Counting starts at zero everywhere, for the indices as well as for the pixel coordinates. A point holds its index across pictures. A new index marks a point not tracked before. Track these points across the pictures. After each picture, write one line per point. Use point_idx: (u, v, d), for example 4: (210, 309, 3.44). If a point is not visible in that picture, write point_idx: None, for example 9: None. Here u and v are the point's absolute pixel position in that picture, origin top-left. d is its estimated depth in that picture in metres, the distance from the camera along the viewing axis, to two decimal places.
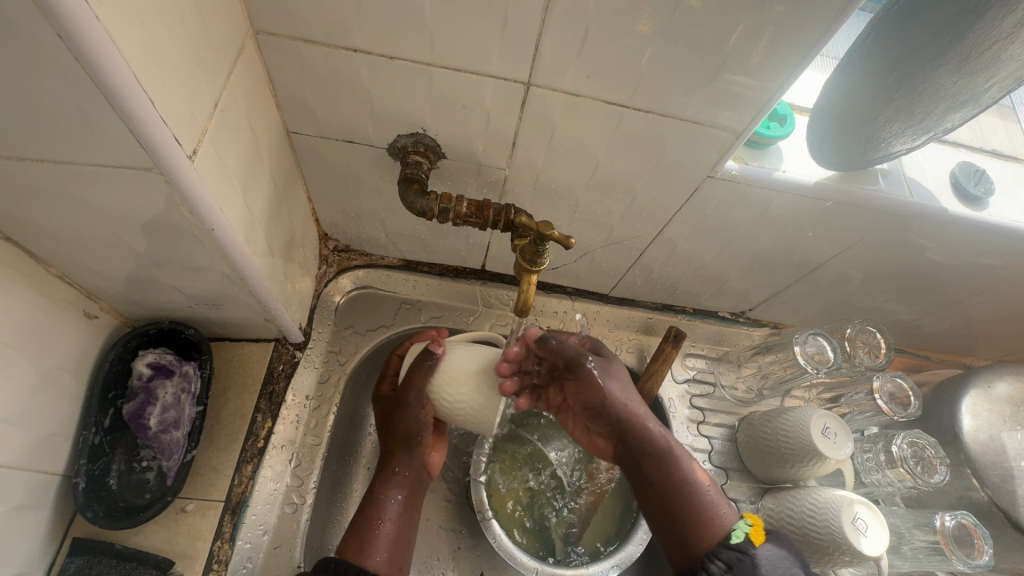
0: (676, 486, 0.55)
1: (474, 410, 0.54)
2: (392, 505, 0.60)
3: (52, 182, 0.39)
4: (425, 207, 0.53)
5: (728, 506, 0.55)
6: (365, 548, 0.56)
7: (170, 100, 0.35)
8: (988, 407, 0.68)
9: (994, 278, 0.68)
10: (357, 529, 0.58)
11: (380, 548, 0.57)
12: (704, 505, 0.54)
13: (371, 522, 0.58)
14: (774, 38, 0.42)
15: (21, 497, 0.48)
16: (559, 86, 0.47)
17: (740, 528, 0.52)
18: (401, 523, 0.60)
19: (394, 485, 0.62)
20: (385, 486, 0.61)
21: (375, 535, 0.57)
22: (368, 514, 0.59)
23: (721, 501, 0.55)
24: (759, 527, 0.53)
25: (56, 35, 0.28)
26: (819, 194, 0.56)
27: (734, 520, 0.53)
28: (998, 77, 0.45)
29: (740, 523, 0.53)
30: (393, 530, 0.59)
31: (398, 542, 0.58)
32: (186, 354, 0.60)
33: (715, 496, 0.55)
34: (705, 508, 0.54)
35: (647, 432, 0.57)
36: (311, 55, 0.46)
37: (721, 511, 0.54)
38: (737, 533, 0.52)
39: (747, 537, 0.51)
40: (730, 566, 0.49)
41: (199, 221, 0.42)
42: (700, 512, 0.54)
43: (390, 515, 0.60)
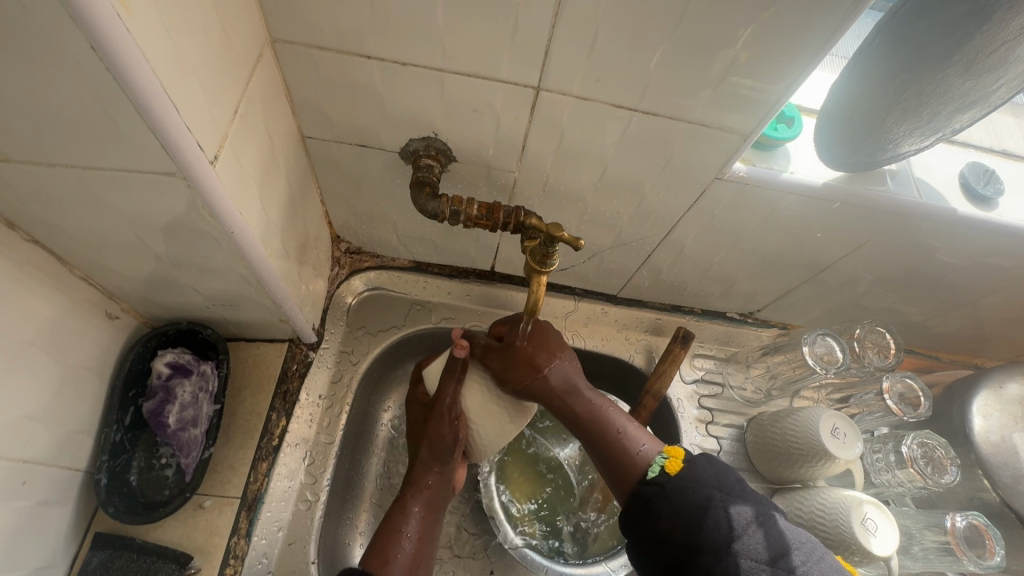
0: (600, 442, 0.57)
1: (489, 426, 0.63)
2: (414, 518, 0.59)
3: (77, 186, 0.40)
4: (436, 209, 0.54)
5: (648, 441, 0.56)
6: (389, 562, 0.55)
7: (193, 106, 0.36)
8: (1000, 408, 0.67)
9: (1005, 278, 0.67)
10: (380, 543, 0.57)
11: (399, 563, 0.55)
12: (623, 449, 0.55)
13: (392, 537, 0.57)
14: (781, 42, 0.42)
15: (46, 491, 0.50)
16: (567, 89, 0.47)
17: (655, 463, 0.53)
18: (421, 538, 0.58)
19: (419, 497, 0.61)
20: (412, 499, 0.61)
21: (397, 551, 0.56)
22: (391, 526, 0.58)
23: (642, 438, 0.56)
24: (677, 457, 0.53)
25: (89, 46, 0.29)
26: (828, 195, 0.56)
27: (651, 457, 0.54)
28: (1006, 79, 0.45)
29: (656, 458, 0.53)
30: (414, 547, 0.57)
31: (418, 558, 0.57)
32: (204, 354, 0.62)
33: (632, 435, 0.56)
34: (623, 452, 0.55)
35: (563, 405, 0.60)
36: (326, 61, 0.47)
37: (639, 449, 0.55)
38: (652, 467, 0.52)
39: (662, 470, 0.52)
40: (649, 500, 0.51)
41: (219, 225, 0.43)
42: (620, 459, 0.55)
43: (412, 532, 0.58)
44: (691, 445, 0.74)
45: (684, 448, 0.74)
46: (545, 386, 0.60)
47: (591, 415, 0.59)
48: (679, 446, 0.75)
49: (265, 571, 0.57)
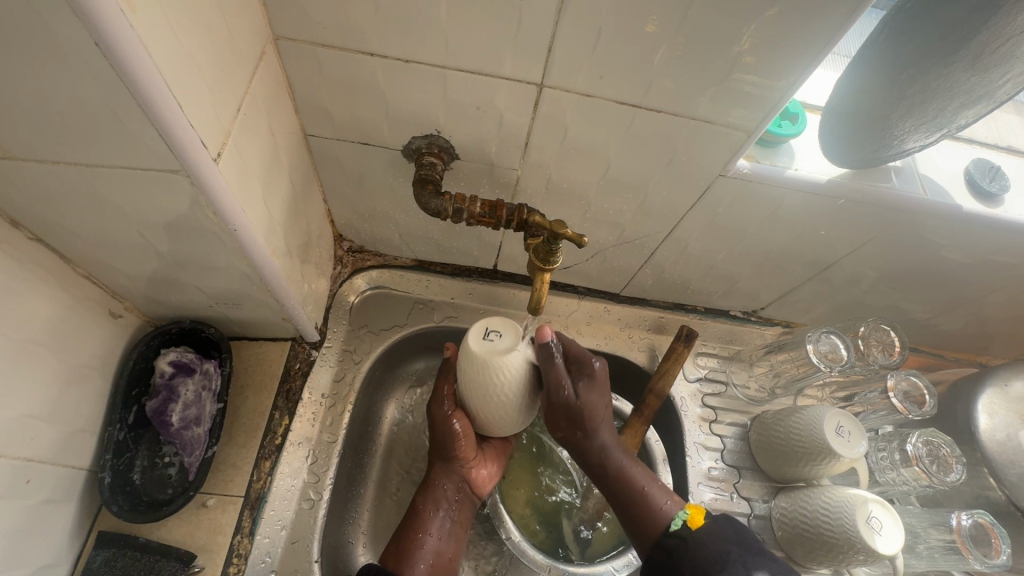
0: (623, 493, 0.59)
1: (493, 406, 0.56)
2: (434, 518, 0.62)
3: (81, 184, 0.40)
4: (439, 207, 0.53)
5: (670, 498, 0.59)
6: (404, 560, 0.58)
7: (196, 103, 0.36)
8: (1005, 406, 0.67)
9: (1010, 276, 0.67)
10: (401, 540, 0.61)
11: (420, 560, 0.59)
12: (646, 505, 0.58)
13: (413, 534, 0.60)
14: (786, 37, 0.42)
15: (50, 490, 0.50)
16: (571, 86, 0.47)
17: (677, 518, 0.56)
18: (441, 538, 0.62)
19: (437, 501, 0.63)
20: (427, 499, 0.63)
21: (417, 547, 0.60)
22: (411, 526, 0.61)
23: (662, 494, 0.59)
24: (698, 513, 0.56)
25: (94, 43, 0.29)
26: (832, 191, 0.56)
27: (674, 513, 0.57)
28: (1012, 74, 0.45)
29: (679, 513, 0.57)
30: (435, 544, 0.61)
31: (440, 555, 0.61)
32: (207, 353, 0.61)
33: (656, 493, 0.59)
34: (645, 508, 0.58)
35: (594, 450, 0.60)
36: (329, 59, 0.47)
37: (662, 504, 0.58)
38: (675, 520, 0.56)
39: (684, 524, 0.55)
40: (669, 552, 0.54)
41: (222, 222, 0.43)
42: (642, 515, 0.58)
43: (433, 529, 0.62)
44: (695, 443, 0.74)
45: (687, 447, 0.74)
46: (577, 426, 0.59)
47: (619, 468, 0.60)
48: (682, 444, 0.74)
49: (267, 570, 0.57)
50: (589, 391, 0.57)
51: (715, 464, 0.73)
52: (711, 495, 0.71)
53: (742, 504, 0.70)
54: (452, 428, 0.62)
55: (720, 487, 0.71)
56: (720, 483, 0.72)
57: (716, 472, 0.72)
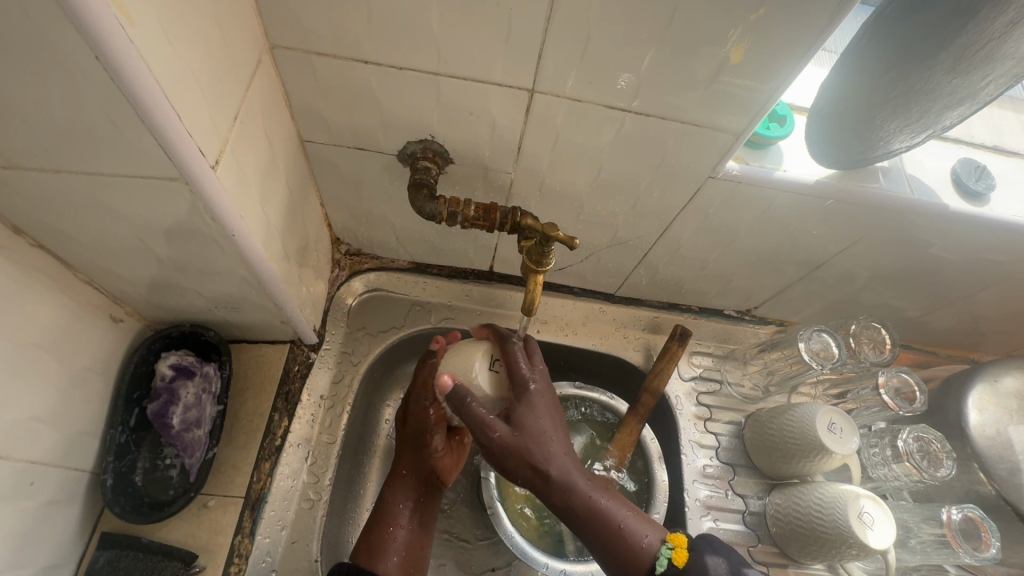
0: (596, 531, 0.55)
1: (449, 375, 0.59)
2: (403, 509, 0.63)
3: (82, 192, 0.41)
4: (434, 211, 0.54)
5: (651, 530, 0.55)
6: (371, 555, 0.60)
7: (194, 112, 0.37)
8: (995, 402, 0.68)
9: (1000, 273, 0.68)
10: (370, 534, 0.62)
11: (391, 553, 0.60)
12: (626, 541, 0.54)
13: (383, 528, 0.61)
14: (769, 42, 0.43)
15: (53, 491, 0.51)
16: (561, 91, 0.48)
17: (663, 556, 0.53)
18: (409, 530, 0.62)
19: (405, 491, 0.64)
20: (395, 491, 0.64)
21: (387, 540, 0.61)
22: (380, 520, 0.62)
23: (642, 528, 0.55)
24: (682, 547, 0.53)
25: (94, 56, 0.30)
26: (821, 192, 0.57)
27: (657, 549, 0.53)
28: (994, 77, 0.46)
29: (662, 550, 0.53)
30: (405, 537, 0.62)
31: (410, 546, 0.62)
32: (207, 356, 0.62)
33: (633, 526, 0.55)
34: (625, 545, 0.54)
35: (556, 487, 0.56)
36: (324, 67, 0.48)
37: (643, 538, 0.54)
38: (659, 561, 0.52)
39: (671, 563, 0.52)
40: None
41: (220, 228, 0.44)
42: (621, 553, 0.54)
43: (403, 521, 0.63)
44: (690, 441, 0.75)
45: (682, 445, 0.75)
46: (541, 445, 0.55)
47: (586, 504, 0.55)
48: (678, 442, 0.75)
49: (268, 570, 0.58)
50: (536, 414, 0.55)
51: (710, 462, 0.74)
52: (705, 493, 0.72)
53: (737, 502, 0.71)
54: (428, 416, 0.65)
55: (715, 485, 0.72)
56: (715, 480, 0.73)
57: (711, 470, 0.73)
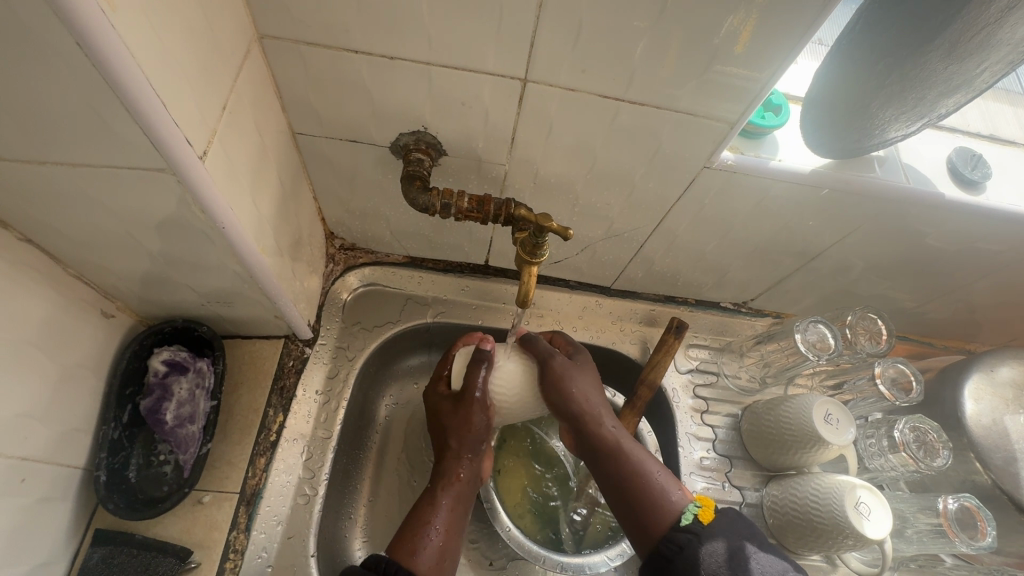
0: (629, 477, 0.57)
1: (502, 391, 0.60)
2: (443, 511, 0.58)
3: (69, 184, 0.40)
4: (427, 203, 0.54)
5: (680, 490, 0.57)
6: (416, 553, 0.54)
7: (180, 102, 0.36)
8: (991, 391, 0.68)
9: (996, 263, 0.68)
10: (408, 533, 0.56)
11: (428, 555, 0.55)
12: (654, 499, 0.56)
13: (420, 526, 0.57)
14: (764, 29, 0.42)
15: (46, 488, 0.50)
16: (554, 81, 0.48)
17: (688, 511, 0.54)
18: (447, 533, 0.57)
19: (450, 491, 0.60)
20: (441, 492, 0.60)
21: (425, 541, 0.55)
22: (419, 518, 0.57)
23: (670, 487, 0.57)
24: (708, 507, 0.55)
25: (75, 43, 0.29)
26: (816, 181, 0.56)
27: (684, 505, 0.55)
28: (989, 64, 0.45)
29: (689, 506, 0.55)
30: (442, 540, 0.57)
31: (445, 551, 0.56)
32: (200, 351, 0.62)
33: (664, 481, 0.57)
34: (655, 493, 0.56)
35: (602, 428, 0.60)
36: (315, 57, 0.47)
37: (671, 495, 0.56)
38: (686, 514, 0.54)
39: (696, 518, 0.53)
40: (682, 547, 0.51)
41: (210, 221, 0.44)
42: (652, 501, 0.55)
43: (441, 524, 0.57)
44: (686, 434, 0.75)
45: (679, 438, 0.74)
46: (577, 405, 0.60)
47: (624, 448, 0.59)
48: (674, 435, 0.75)
49: (263, 566, 0.57)
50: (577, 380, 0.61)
51: (707, 454, 0.74)
52: (703, 485, 0.72)
53: (734, 493, 0.71)
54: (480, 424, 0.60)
55: (712, 477, 0.72)
56: (711, 472, 0.73)
57: (708, 462, 0.73)
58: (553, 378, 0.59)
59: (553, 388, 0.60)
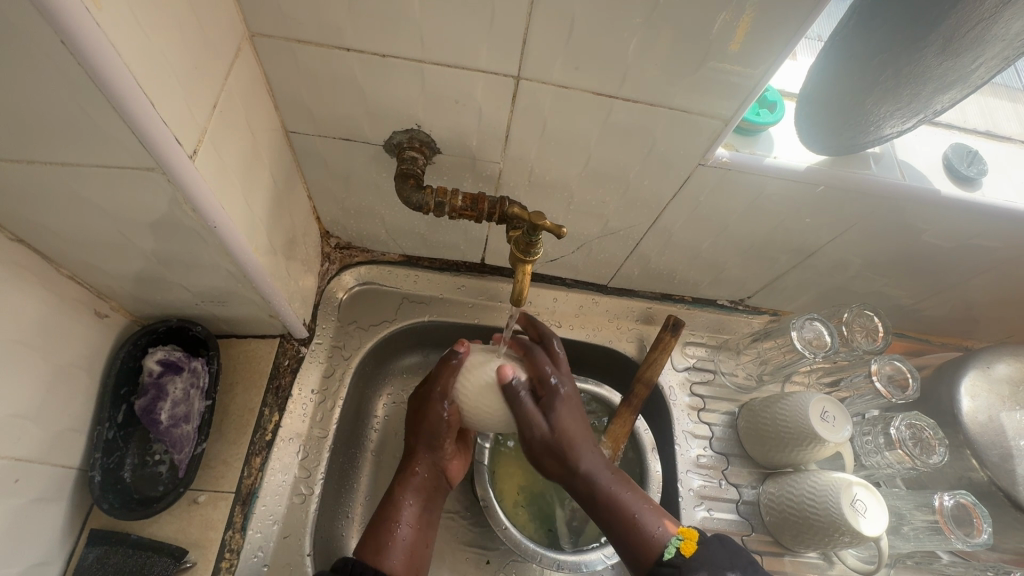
0: (611, 510, 0.57)
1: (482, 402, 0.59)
2: (408, 508, 0.60)
3: (59, 184, 0.40)
4: (421, 201, 0.54)
5: (664, 522, 0.56)
6: (383, 551, 0.56)
7: (169, 100, 0.36)
8: (988, 388, 0.68)
9: (993, 259, 0.68)
10: (374, 532, 0.58)
11: (396, 551, 0.57)
12: (638, 529, 0.55)
13: (388, 524, 0.59)
14: (757, 24, 0.42)
15: (40, 488, 0.50)
16: (547, 78, 0.48)
17: (672, 545, 0.53)
18: (414, 527, 0.60)
19: (411, 489, 0.62)
20: (402, 489, 0.61)
21: (391, 538, 0.58)
22: (384, 516, 0.59)
23: (654, 518, 0.56)
24: (691, 539, 0.53)
25: (60, 41, 0.29)
26: (813, 178, 0.56)
27: (668, 538, 0.54)
28: (984, 60, 0.45)
29: (672, 540, 0.53)
30: (410, 535, 0.59)
31: (413, 545, 0.59)
32: (195, 351, 0.62)
33: (648, 516, 0.56)
34: (635, 529, 0.55)
35: (586, 460, 0.58)
36: (306, 55, 0.47)
37: (655, 529, 0.55)
38: (668, 548, 0.52)
39: (678, 552, 0.52)
40: None
41: (201, 220, 0.44)
42: (634, 534, 0.55)
43: (407, 519, 0.60)
44: (683, 431, 0.75)
45: (676, 435, 0.74)
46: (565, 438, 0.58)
47: (608, 483, 0.58)
48: (671, 433, 0.75)
49: (259, 565, 0.57)
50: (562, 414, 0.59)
51: (704, 452, 0.73)
52: (700, 483, 0.72)
53: (731, 491, 0.71)
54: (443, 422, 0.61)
55: (709, 475, 0.72)
56: (708, 470, 0.73)
57: (705, 460, 0.73)
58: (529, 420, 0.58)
59: (529, 427, 0.58)
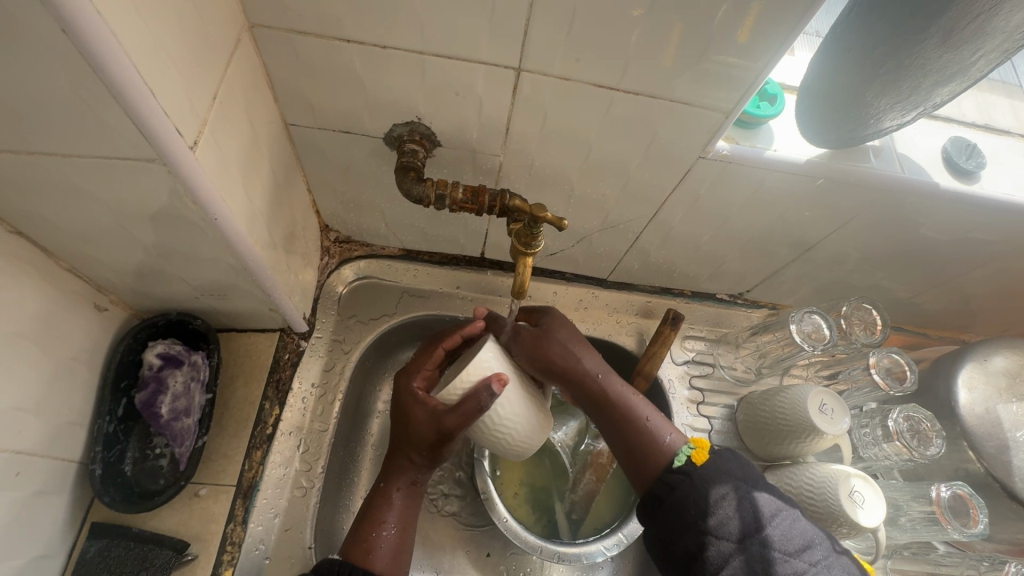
0: (624, 423, 0.57)
1: (509, 434, 0.56)
2: (396, 508, 0.58)
3: (59, 176, 0.40)
4: (421, 194, 0.54)
5: (674, 432, 0.56)
6: (371, 553, 0.54)
7: (169, 91, 0.36)
8: (984, 380, 0.68)
9: (991, 252, 0.68)
10: (361, 533, 0.56)
11: (381, 554, 0.55)
12: (646, 437, 0.55)
13: (374, 525, 0.57)
14: (760, 14, 0.42)
15: (41, 482, 0.50)
16: (548, 70, 0.48)
17: (682, 453, 0.53)
18: (402, 528, 0.58)
19: (402, 489, 0.59)
20: (394, 490, 0.59)
21: (378, 539, 0.56)
22: (372, 516, 0.57)
23: (664, 429, 0.56)
24: (704, 448, 0.53)
25: (60, 30, 0.29)
26: (813, 172, 0.56)
27: (676, 447, 0.54)
28: (984, 53, 0.45)
29: (683, 448, 0.53)
30: (396, 536, 0.57)
31: (400, 545, 0.57)
32: (195, 345, 0.62)
33: (658, 424, 0.56)
34: (647, 438, 0.55)
35: (592, 377, 0.60)
36: (306, 46, 0.47)
37: (664, 438, 0.55)
38: (679, 457, 0.52)
39: (689, 460, 0.52)
40: (672, 488, 0.51)
41: (202, 212, 0.43)
42: (643, 441, 0.55)
43: (394, 520, 0.58)
44: (682, 425, 0.75)
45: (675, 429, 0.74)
46: (567, 361, 0.60)
47: (615, 396, 0.59)
48: None
49: (261, 558, 0.57)
50: (559, 338, 0.61)
51: None
52: None
53: None
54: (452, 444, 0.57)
55: None
56: None
57: None
58: (530, 351, 0.61)
59: (531, 359, 0.61)
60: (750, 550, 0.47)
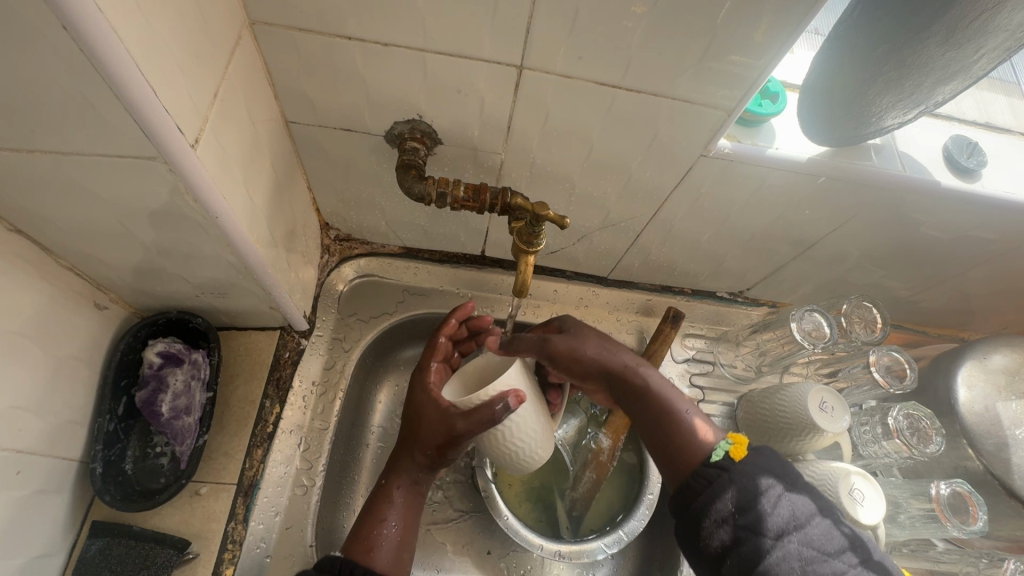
0: (660, 417, 0.56)
1: (518, 449, 0.57)
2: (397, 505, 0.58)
3: (59, 174, 0.40)
4: (422, 192, 0.53)
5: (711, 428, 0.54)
6: (373, 549, 0.54)
7: (170, 88, 0.36)
8: (983, 378, 0.68)
9: (990, 251, 0.68)
10: (363, 530, 0.56)
11: (384, 549, 0.55)
12: (683, 432, 0.54)
13: (377, 520, 0.57)
14: (762, 14, 0.42)
15: (41, 480, 0.50)
16: (550, 68, 0.47)
17: (720, 448, 0.51)
18: (405, 527, 0.58)
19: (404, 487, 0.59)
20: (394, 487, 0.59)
21: (380, 536, 0.56)
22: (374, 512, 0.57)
23: (700, 424, 0.54)
24: (741, 445, 0.51)
25: (62, 27, 0.29)
26: (814, 170, 0.56)
27: (715, 443, 0.52)
28: (986, 51, 0.45)
29: (720, 444, 0.51)
30: (400, 533, 0.57)
31: (402, 543, 0.57)
32: (195, 343, 0.62)
33: (694, 419, 0.55)
34: (684, 432, 0.54)
35: (628, 372, 0.59)
36: (307, 43, 0.47)
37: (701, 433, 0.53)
38: (717, 451, 0.51)
39: (727, 455, 0.50)
40: (709, 483, 0.49)
41: (203, 211, 0.43)
42: (679, 437, 0.54)
43: (397, 517, 0.58)
44: None
45: None
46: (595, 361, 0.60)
47: (650, 391, 0.57)
48: None
49: (262, 556, 0.57)
50: (583, 340, 0.61)
51: None
52: None
53: None
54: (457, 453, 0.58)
55: None
56: None
57: None
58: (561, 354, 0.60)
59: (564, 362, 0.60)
60: (787, 547, 0.44)
